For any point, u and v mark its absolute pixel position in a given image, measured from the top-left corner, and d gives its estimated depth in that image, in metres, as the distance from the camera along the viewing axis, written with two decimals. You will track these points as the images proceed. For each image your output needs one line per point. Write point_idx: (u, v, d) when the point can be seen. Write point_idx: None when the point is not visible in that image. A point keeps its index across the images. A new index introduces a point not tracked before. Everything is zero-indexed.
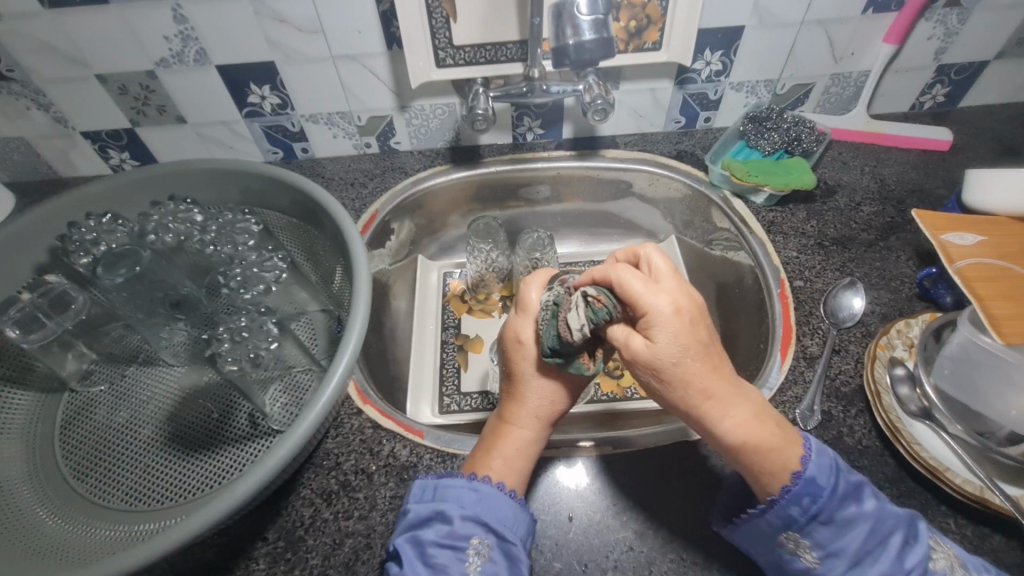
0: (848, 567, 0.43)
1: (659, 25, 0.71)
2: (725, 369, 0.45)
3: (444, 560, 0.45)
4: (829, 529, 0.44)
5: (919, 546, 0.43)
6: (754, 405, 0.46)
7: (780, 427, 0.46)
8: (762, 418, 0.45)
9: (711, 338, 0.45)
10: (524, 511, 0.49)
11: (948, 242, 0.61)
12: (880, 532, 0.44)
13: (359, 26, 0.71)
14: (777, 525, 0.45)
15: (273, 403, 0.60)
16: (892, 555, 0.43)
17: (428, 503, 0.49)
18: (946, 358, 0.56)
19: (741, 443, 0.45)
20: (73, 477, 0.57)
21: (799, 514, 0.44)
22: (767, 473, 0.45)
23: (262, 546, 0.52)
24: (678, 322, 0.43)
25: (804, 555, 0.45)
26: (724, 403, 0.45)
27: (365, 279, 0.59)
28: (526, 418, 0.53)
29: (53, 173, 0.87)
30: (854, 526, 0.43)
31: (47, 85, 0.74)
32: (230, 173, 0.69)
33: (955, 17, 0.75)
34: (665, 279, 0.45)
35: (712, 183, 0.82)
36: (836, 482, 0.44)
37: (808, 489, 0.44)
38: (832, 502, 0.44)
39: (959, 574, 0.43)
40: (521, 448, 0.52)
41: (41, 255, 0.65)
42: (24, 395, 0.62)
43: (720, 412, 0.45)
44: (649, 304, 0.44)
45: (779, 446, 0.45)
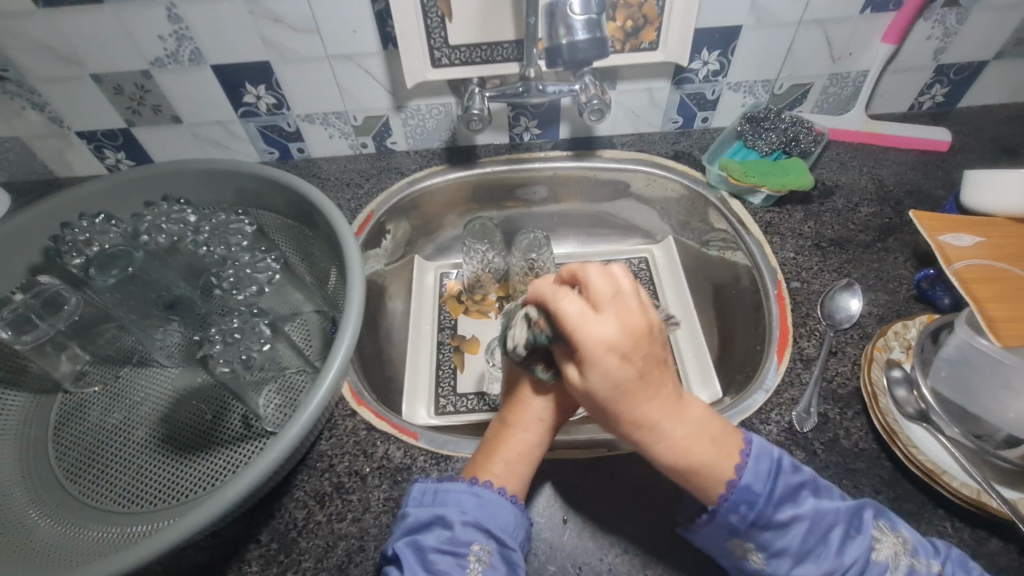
0: (793, 565, 0.44)
1: (656, 25, 0.71)
2: (664, 393, 0.43)
3: (444, 566, 0.45)
4: (770, 532, 0.44)
5: (862, 537, 0.44)
6: (692, 424, 0.44)
7: (717, 443, 0.45)
8: (698, 436, 0.44)
9: (648, 363, 0.42)
10: (524, 517, 0.49)
11: (946, 244, 0.61)
12: (820, 530, 0.44)
13: (354, 26, 0.70)
14: (723, 533, 0.45)
15: (267, 405, 0.60)
16: (834, 548, 0.44)
17: (428, 507, 0.48)
18: (942, 361, 0.55)
19: (674, 464, 0.44)
20: (66, 479, 0.57)
21: (739, 521, 0.44)
22: (701, 489, 0.45)
23: (254, 548, 0.52)
24: (609, 355, 0.41)
25: (753, 558, 0.45)
26: (657, 428, 0.44)
27: (358, 280, 0.59)
28: (528, 421, 0.52)
29: (48, 173, 0.87)
30: (793, 528, 0.44)
31: (41, 84, 0.74)
32: (225, 173, 0.69)
33: (953, 16, 0.75)
34: (604, 306, 0.42)
35: (709, 183, 0.82)
36: (772, 487, 0.44)
37: (744, 496, 0.44)
38: (768, 507, 0.44)
39: (905, 560, 0.44)
40: (521, 452, 0.51)
41: (35, 255, 0.65)
42: (18, 396, 0.62)
43: (652, 437, 0.44)
44: (578, 337, 0.41)
45: (713, 463, 0.44)
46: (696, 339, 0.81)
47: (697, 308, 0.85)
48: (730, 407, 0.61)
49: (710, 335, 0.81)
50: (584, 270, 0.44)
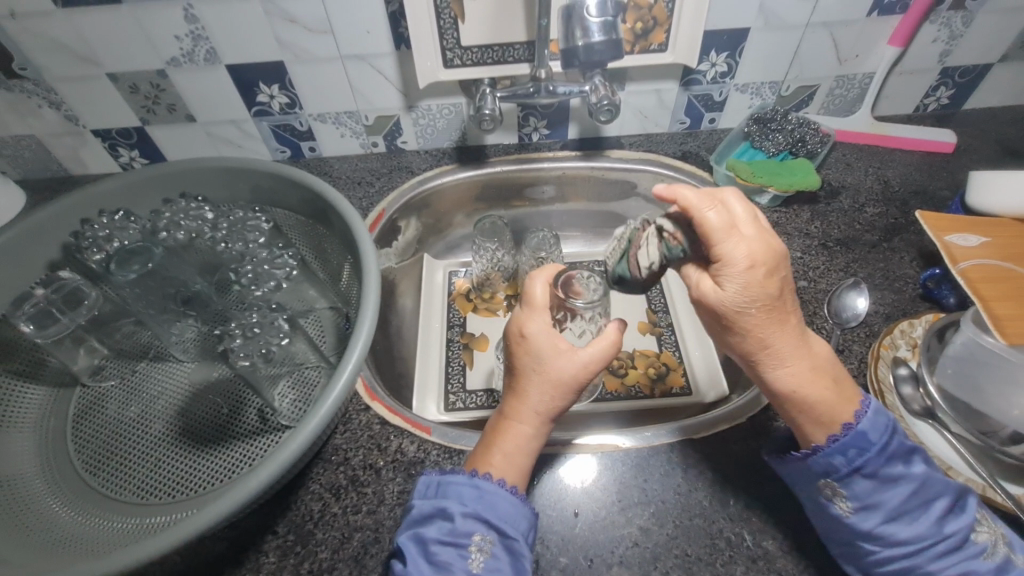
0: (883, 519, 0.45)
1: (665, 27, 0.72)
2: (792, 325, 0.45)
3: (446, 557, 0.46)
4: (870, 481, 0.45)
5: (963, 517, 0.44)
6: (815, 360, 0.46)
7: (837, 384, 0.46)
8: (822, 374, 0.46)
9: (784, 287, 0.43)
10: (526, 507, 0.50)
11: (952, 244, 0.62)
12: (924, 495, 0.44)
13: (368, 27, 0.71)
14: (817, 473, 0.47)
15: (283, 398, 0.61)
16: (933, 517, 0.44)
17: (431, 499, 0.49)
18: (949, 358, 0.56)
19: (792, 390, 0.46)
20: (86, 471, 0.58)
21: (842, 463, 0.45)
22: (814, 422, 0.46)
23: (272, 539, 0.53)
24: (745, 270, 0.42)
25: (840, 504, 0.46)
26: (783, 353, 0.45)
27: (374, 277, 0.60)
28: (525, 413, 0.52)
29: (63, 171, 0.88)
30: (898, 483, 0.44)
31: (58, 83, 0.75)
32: (240, 171, 0.70)
33: (959, 19, 0.76)
34: (740, 228, 0.43)
35: (716, 184, 0.83)
36: (887, 441, 0.45)
37: (856, 441, 0.45)
38: (877, 458, 0.44)
39: (1002, 550, 0.44)
40: (520, 445, 0.51)
41: (53, 251, 0.66)
42: (36, 390, 0.63)
43: (779, 359, 0.45)
44: (722, 253, 0.43)
45: (833, 402, 0.45)
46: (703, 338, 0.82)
47: None
48: (738, 404, 0.62)
49: None
50: (721, 193, 0.45)
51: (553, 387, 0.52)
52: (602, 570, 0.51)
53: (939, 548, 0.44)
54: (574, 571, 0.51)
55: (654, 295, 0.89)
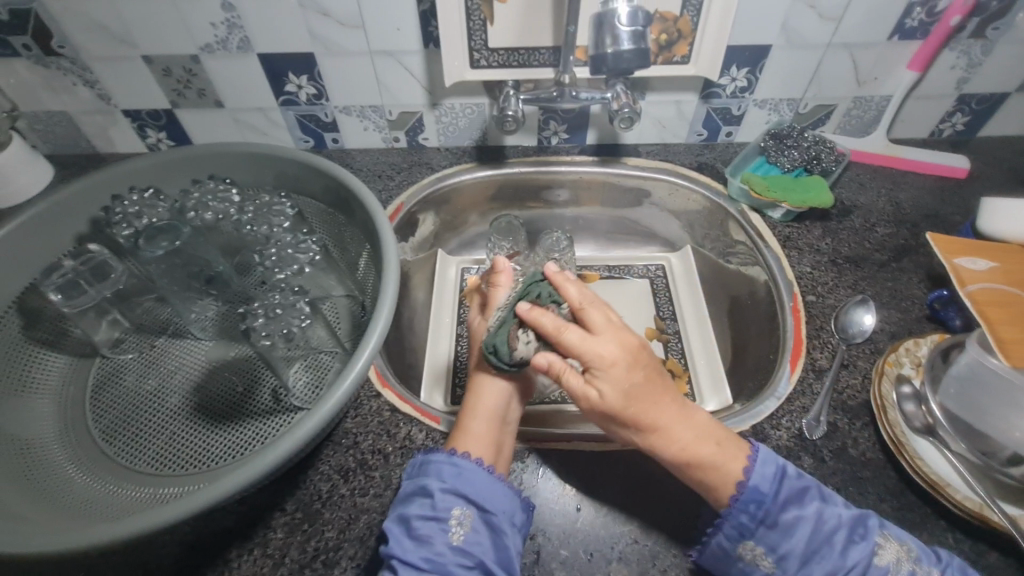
0: (799, 567, 0.48)
1: (689, 40, 0.74)
2: (666, 401, 0.52)
3: (428, 531, 0.49)
4: (776, 533, 0.49)
5: (863, 542, 0.47)
6: (698, 428, 0.52)
7: (722, 443, 0.52)
8: (702, 439, 0.52)
9: (651, 376, 0.53)
10: (502, 484, 0.53)
11: (961, 266, 0.63)
12: (823, 533, 0.48)
13: (398, 24, 0.73)
14: (733, 536, 0.49)
15: (297, 380, 0.62)
16: (837, 552, 0.47)
17: (414, 479, 0.53)
18: (952, 378, 0.57)
19: (687, 463, 0.51)
20: (102, 439, 0.59)
21: (748, 521, 0.49)
22: (717, 485, 0.50)
23: (280, 516, 0.54)
24: (615, 369, 0.51)
25: (762, 562, 0.49)
26: (667, 430, 0.51)
27: (393, 267, 0.61)
28: (479, 383, 0.61)
29: (91, 149, 0.90)
30: (798, 529, 0.48)
31: (95, 63, 0.77)
32: (267, 157, 0.71)
33: (978, 48, 0.77)
34: (602, 331, 0.53)
35: (730, 196, 0.84)
36: (777, 488, 0.49)
37: (753, 497, 0.49)
38: (774, 507, 0.49)
39: (907, 565, 0.47)
40: (474, 407, 0.59)
41: (82, 225, 0.68)
42: (58, 358, 0.64)
43: (664, 438, 0.51)
44: (588, 357, 0.51)
45: (722, 461, 0.51)
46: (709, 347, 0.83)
47: (711, 316, 0.87)
48: (742, 413, 0.63)
49: (722, 342, 0.83)
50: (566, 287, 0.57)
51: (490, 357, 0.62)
52: (600, 565, 0.52)
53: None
54: (573, 564, 0.52)
55: (663, 302, 0.90)
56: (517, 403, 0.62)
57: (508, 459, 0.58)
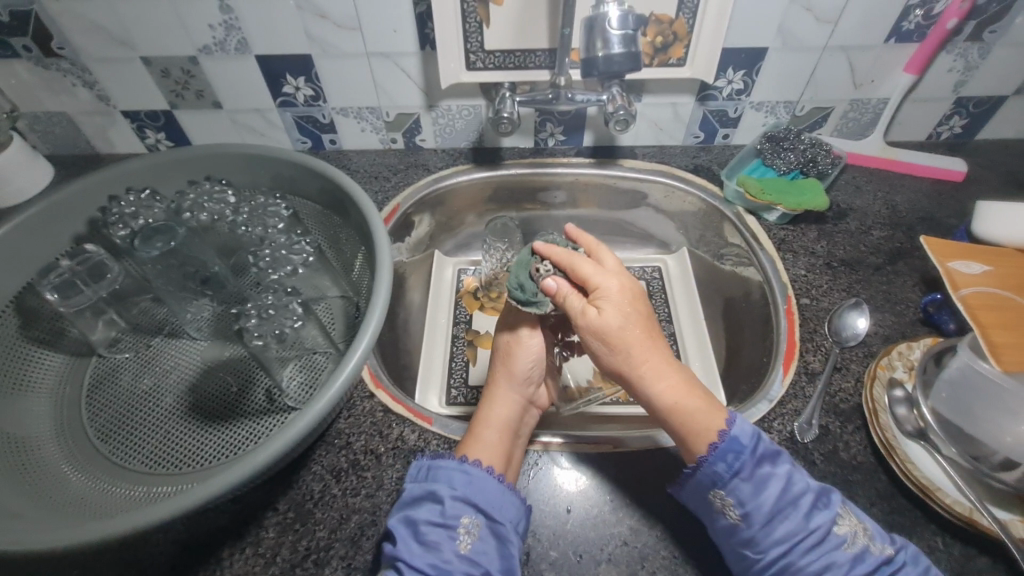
0: (762, 524, 0.47)
1: (685, 42, 0.74)
2: (660, 343, 0.54)
3: (435, 538, 0.49)
4: (749, 485, 0.48)
5: (827, 511, 0.48)
6: (686, 377, 0.53)
7: (708, 398, 0.52)
8: (690, 389, 0.52)
9: (648, 317, 0.55)
10: (513, 494, 0.53)
11: (955, 270, 0.62)
12: (792, 493, 0.48)
13: (395, 26, 0.73)
14: (706, 484, 0.49)
15: (291, 380, 0.63)
16: (802, 512, 0.47)
17: (422, 483, 0.53)
18: (943, 382, 0.57)
19: (673, 404, 0.51)
20: (97, 438, 0.60)
21: (724, 471, 0.48)
22: (694, 432, 0.50)
23: (272, 515, 0.55)
24: (618, 295, 0.55)
25: (730, 514, 0.48)
26: (657, 369, 0.52)
27: (386, 269, 0.61)
28: (493, 395, 0.63)
29: (91, 149, 0.90)
30: (769, 485, 0.48)
31: (94, 64, 0.77)
32: (263, 158, 0.72)
33: (975, 51, 0.77)
34: (611, 270, 0.59)
35: (725, 199, 0.84)
36: (756, 444, 0.49)
37: (732, 447, 0.48)
38: (750, 460, 0.48)
39: (863, 539, 0.47)
40: (486, 418, 0.60)
41: (79, 225, 0.68)
42: (55, 357, 0.65)
43: (654, 373, 0.52)
44: (597, 281, 0.56)
45: (705, 410, 0.51)
46: (704, 349, 0.83)
47: (706, 319, 0.87)
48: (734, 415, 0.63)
49: (717, 345, 0.83)
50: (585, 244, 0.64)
51: (503, 369, 0.64)
52: (590, 567, 0.52)
53: (811, 542, 0.46)
54: (563, 565, 0.52)
55: (658, 304, 0.90)
56: (525, 418, 0.63)
57: (518, 469, 0.58)
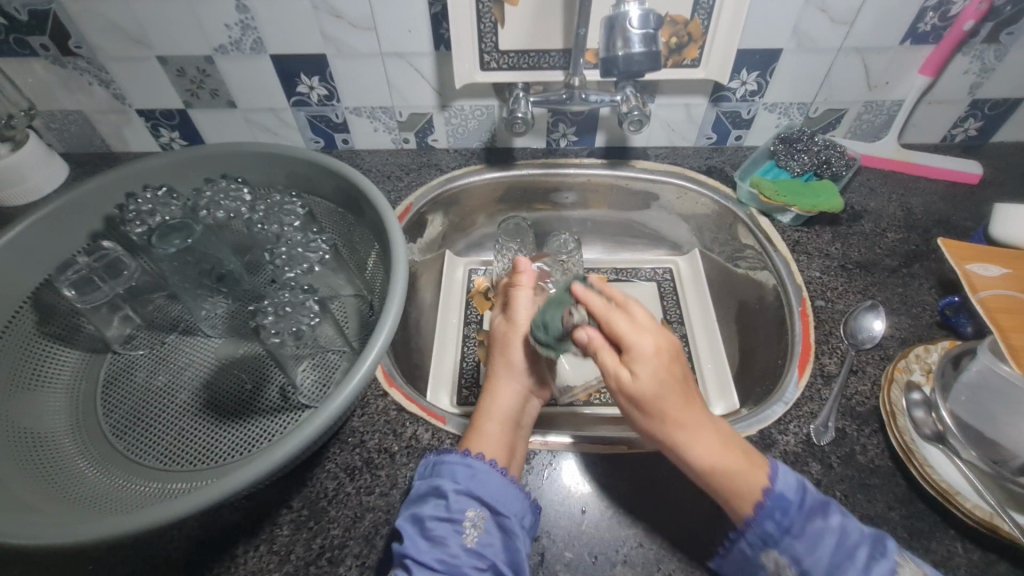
0: None
1: (699, 43, 0.74)
2: (697, 404, 0.53)
3: (442, 533, 0.49)
4: (802, 543, 0.47)
5: (886, 560, 0.45)
6: (723, 436, 0.52)
7: (747, 454, 0.51)
8: (727, 449, 0.51)
9: (684, 375, 0.54)
10: (515, 487, 0.53)
11: (972, 273, 0.62)
12: (848, 546, 0.46)
13: (410, 26, 0.73)
14: (755, 545, 0.48)
15: (305, 378, 0.63)
16: (860, 567, 0.45)
17: (427, 479, 0.53)
18: (963, 385, 0.56)
19: (709, 466, 0.50)
20: (113, 434, 0.60)
21: (774, 530, 0.48)
22: (738, 494, 0.49)
23: (286, 513, 0.55)
24: (653, 357, 0.52)
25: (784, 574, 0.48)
26: (692, 432, 0.51)
27: (402, 267, 0.61)
28: (493, 386, 0.63)
29: (106, 147, 0.91)
30: (823, 539, 0.47)
31: (111, 63, 0.78)
32: (278, 156, 0.72)
33: (992, 53, 0.76)
34: (647, 325, 0.55)
35: (739, 200, 0.84)
36: (802, 497, 0.48)
37: (778, 503, 0.48)
38: (800, 515, 0.48)
39: None
40: (486, 410, 0.60)
41: (96, 222, 0.68)
42: (71, 353, 0.65)
43: (689, 436, 0.51)
44: (631, 342, 0.53)
45: (745, 471, 0.50)
46: (717, 351, 0.83)
47: (719, 321, 0.86)
48: (749, 416, 0.63)
49: (729, 347, 0.83)
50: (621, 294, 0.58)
51: (503, 359, 0.64)
52: (605, 568, 0.52)
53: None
54: (578, 566, 0.52)
55: (670, 305, 0.89)
56: (527, 408, 0.63)
57: (521, 461, 0.58)
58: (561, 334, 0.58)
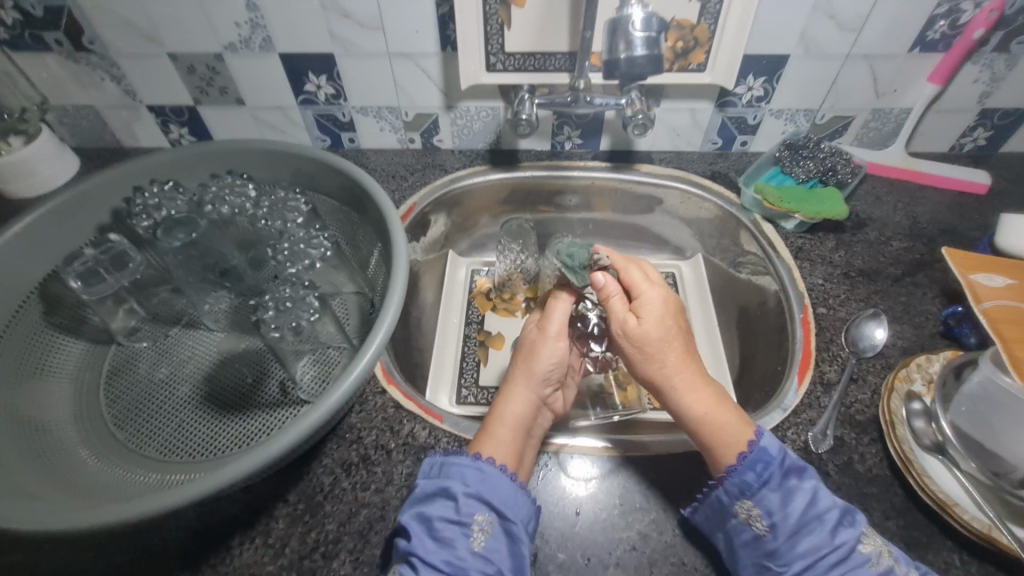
0: (787, 536, 0.48)
1: (705, 48, 0.74)
2: (693, 359, 0.58)
3: (450, 534, 0.49)
4: (776, 495, 0.49)
5: (853, 528, 0.48)
6: (716, 391, 0.56)
7: (737, 414, 0.54)
8: (717, 403, 0.54)
9: (684, 331, 0.59)
10: (525, 495, 0.53)
11: (977, 283, 0.61)
12: (818, 508, 0.48)
13: (416, 27, 0.74)
14: (734, 493, 0.50)
15: (305, 373, 0.63)
16: (828, 528, 0.47)
17: (434, 479, 0.53)
18: (964, 396, 0.56)
19: (701, 414, 0.54)
20: (114, 424, 0.61)
21: (752, 480, 0.50)
22: (724, 444, 0.52)
23: (282, 506, 0.55)
24: (659, 307, 0.60)
25: (754, 525, 0.49)
26: (684, 382, 0.56)
27: (402, 266, 0.61)
28: (510, 391, 0.62)
29: (116, 142, 0.92)
30: (796, 496, 0.49)
31: (123, 59, 0.79)
32: (284, 154, 0.72)
33: (1002, 62, 0.76)
34: (657, 281, 0.62)
35: (743, 206, 0.84)
36: (784, 455, 0.50)
37: (761, 457, 0.50)
38: (779, 470, 0.50)
39: (887, 560, 0.46)
40: (499, 416, 0.59)
41: (103, 215, 0.69)
42: (75, 344, 0.66)
43: (684, 385, 0.56)
44: (642, 291, 0.61)
45: (733, 426, 0.52)
46: (717, 356, 0.82)
47: (720, 326, 0.86)
48: (748, 421, 0.62)
49: (730, 352, 0.82)
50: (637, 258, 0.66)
51: (524, 367, 0.63)
52: (597, 570, 0.52)
53: (836, 559, 0.46)
54: (571, 567, 0.52)
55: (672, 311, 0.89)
56: (540, 418, 0.62)
57: (529, 469, 0.57)
58: (584, 265, 0.64)
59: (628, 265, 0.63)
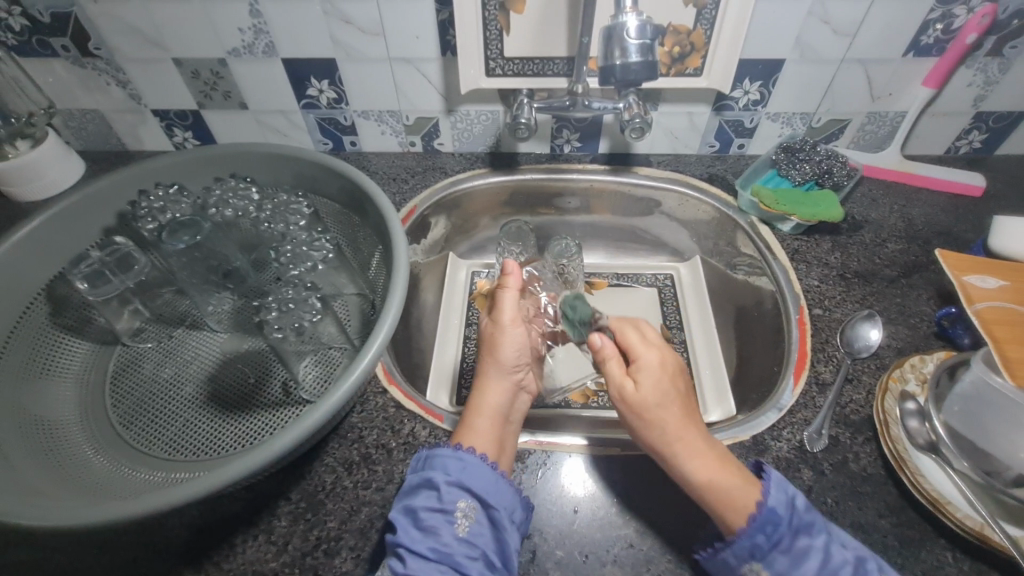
0: None
1: (702, 52, 0.75)
2: (695, 424, 0.56)
3: (434, 522, 0.50)
4: (787, 558, 0.48)
5: None
6: (719, 455, 0.54)
7: (741, 476, 0.52)
8: (722, 467, 0.53)
9: (685, 394, 0.59)
10: (505, 482, 0.54)
11: (970, 285, 0.62)
12: (832, 565, 0.47)
13: (417, 33, 0.75)
14: (743, 556, 0.49)
15: (307, 373, 0.64)
16: None
17: (419, 472, 0.54)
18: (956, 396, 0.57)
19: (706, 480, 0.52)
20: (119, 424, 0.62)
21: (763, 543, 0.49)
22: (731, 509, 0.50)
23: (284, 504, 0.56)
24: (658, 372, 0.59)
25: None
26: (688, 448, 0.54)
27: (402, 268, 0.62)
28: (479, 385, 0.64)
29: (121, 146, 0.94)
30: (808, 558, 0.47)
31: (128, 64, 0.80)
32: (286, 157, 0.73)
33: (996, 66, 0.77)
34: (656, 343, 0.62)
35: (740, 209, 0.84)
36: (791, 514, 0.49)
37: (770, 518, 0.49)
38: (789, 530, 0.48)
39: None
40: (472, 407, 0.61)
41: (109, 218, 0.71)
42: (80, 344, 0.67)
43: (688, 450, 0.54)
44: (640, 354, 0.60)
45: (741, 490, 0.51)
46: (715, 356, 0.83)
47: (718, 327, 0.86)
48: (744, 421, 0.63)
49: (727, 353, 0.83)
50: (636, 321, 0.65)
51: (487, 360, 0.65)
52: (594, 567, 0.53)
53: None
54: (568, 564, 0.53)
55: (671, 312, 0.90)
56: (517, 404, 0.65)
57: (512, 457, 0.59)
58: (586, 319, 0.68)
59: (626, 327, 0.63)
